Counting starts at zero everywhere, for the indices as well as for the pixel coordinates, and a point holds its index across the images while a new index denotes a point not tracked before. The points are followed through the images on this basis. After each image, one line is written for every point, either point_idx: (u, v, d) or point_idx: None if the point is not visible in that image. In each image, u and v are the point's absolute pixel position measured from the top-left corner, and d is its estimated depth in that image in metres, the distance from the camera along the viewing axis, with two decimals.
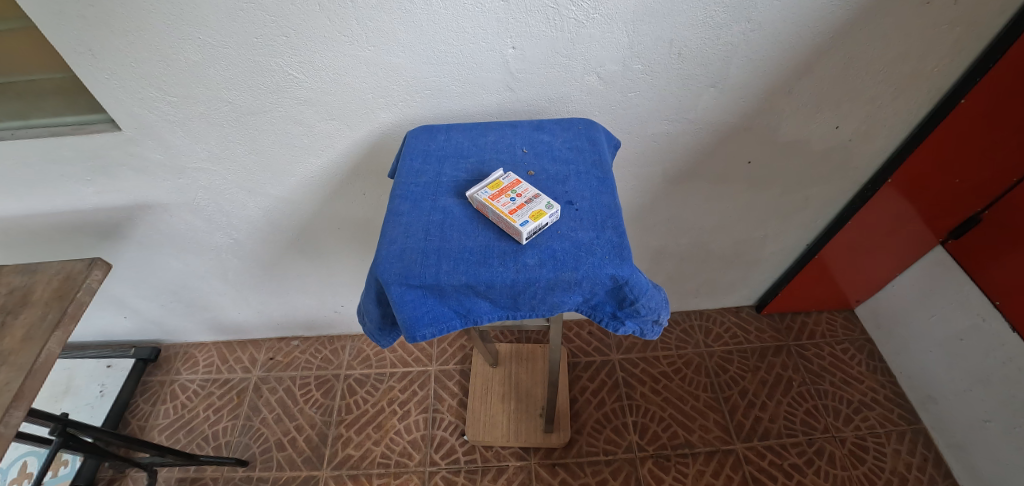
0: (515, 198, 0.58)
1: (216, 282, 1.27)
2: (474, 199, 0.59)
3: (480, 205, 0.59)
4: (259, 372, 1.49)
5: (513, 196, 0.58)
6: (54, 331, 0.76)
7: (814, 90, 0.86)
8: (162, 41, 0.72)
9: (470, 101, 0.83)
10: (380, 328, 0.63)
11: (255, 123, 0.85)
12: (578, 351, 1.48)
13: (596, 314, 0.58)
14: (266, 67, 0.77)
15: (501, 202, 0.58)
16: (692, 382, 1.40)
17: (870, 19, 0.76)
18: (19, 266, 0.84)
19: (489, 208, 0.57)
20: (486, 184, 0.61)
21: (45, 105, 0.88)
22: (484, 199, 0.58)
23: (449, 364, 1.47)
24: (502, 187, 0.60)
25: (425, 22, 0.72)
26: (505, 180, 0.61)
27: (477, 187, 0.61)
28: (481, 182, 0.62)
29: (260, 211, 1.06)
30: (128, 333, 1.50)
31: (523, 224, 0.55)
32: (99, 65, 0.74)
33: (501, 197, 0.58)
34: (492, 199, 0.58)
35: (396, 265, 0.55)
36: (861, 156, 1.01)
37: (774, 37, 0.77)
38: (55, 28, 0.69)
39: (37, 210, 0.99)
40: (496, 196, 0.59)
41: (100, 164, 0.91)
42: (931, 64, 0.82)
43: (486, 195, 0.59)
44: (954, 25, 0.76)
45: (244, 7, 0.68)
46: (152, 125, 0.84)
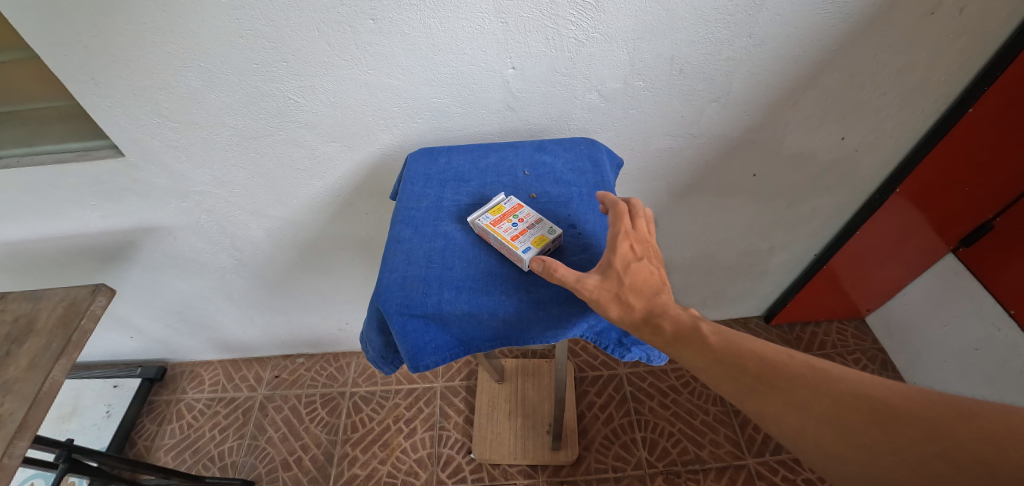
0: (516, 223, 0.57)
1: (221, 302, 1.27)
2: (476, 224, 0.58)
3: (481, 230, 0.58)
4: (265, 390, 1.49)
5: (516, 221, 0.58)
6: (58, 359, 0.75)
7: (818, 102, 0.85)
8: (163, 68, 0.72)
9: (471, 121, 0.83)
10: (383, 356, 0.62)
11: (256, 146, 0.86)
12: (584, 365, 1.46)
13: (602, 340, 0.57)
14: (266, 92, 0.77)
15: (503, 227, 0.57)
16: (701, 395, 1.37)
17: (874, 32, 0.75)
18: (25, 292, 0.84)
19: (491, 234, 0.57)
20: (488, 209, 0.60)
21: (48, 132, 0.88)
22: (485, 224, 0.57)
23: (455, 380, 1.45)
24: (504, 212, 0.59)
25: (424, 45, 0.72)
26: (506, 204, 0.61)
27: (479, 213, 0.60)
28: (483, 206, 0.62)
29: (263, 232, 1.06)
30: (134, 353, 1.50)
31: (525, 251, 0.54)
32: (101, 94, 0.75)
33: (502, 222, 0.58)
34: (494, 224, 0.57)
35: (398, 294, 0.54)
36: (866, 167, 0.99)
37: (775, 51, 0.77)
38: (58, 58, 0.70)
39: (42, 235, 1.00)
40: (498, 221, 0.58)
41: (106, 190, 0.92)
42: (937, 73, 0.81)
43: (488, 219, 0.58)
44: (959, 34, 0.76)
45: (243, 35, 0.69)
46: (155, 150, 0.85)
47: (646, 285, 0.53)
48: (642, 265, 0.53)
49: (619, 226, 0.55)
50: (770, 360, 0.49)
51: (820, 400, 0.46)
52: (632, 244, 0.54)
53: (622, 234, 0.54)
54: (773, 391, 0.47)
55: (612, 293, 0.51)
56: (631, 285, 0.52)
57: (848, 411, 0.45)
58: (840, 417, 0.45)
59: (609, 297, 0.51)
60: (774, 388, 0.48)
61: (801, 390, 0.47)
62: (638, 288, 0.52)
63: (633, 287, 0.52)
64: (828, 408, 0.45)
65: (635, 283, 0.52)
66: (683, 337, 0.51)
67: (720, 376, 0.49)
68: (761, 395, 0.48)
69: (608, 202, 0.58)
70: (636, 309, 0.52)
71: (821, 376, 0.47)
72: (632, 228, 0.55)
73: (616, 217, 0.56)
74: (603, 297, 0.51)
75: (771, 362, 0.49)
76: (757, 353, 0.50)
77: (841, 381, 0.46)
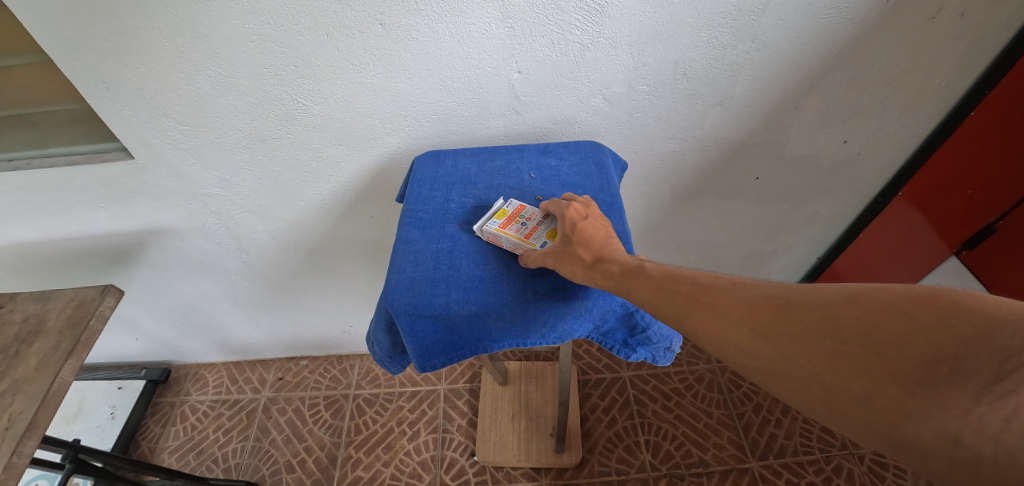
0: (525, 222, 0.59)
1: (226, 304, 1.28)
2: (483, 230, 0.59)
3: (489, 234, 0.59)
4: (269, 392, 1.49)
5: (521, 221, 0.60)
6: (67, 359, 0.76)
7: (821, 105, 0.85)
8: (173, 71, 0.73)
9: (477, 124, 0.84)
10: (390, 356, 0.62)
11: (264, 149, 0.87)
12: (587, 368, 1.46)
13: (607, 342, 0.57)
14: (275, 95, 0.78)
15: (513, 228, 0.59)
16: (705, 398, 1.37)
17: (876, 36, 0.76)
18: (34, 293, 0.85)
19: (502, 237, 0.58)
20: (491, 214, 0.61)
21: (59, 135, 0.90)
22: (494, 228, 0.58)
23: (458, 383, 1.46)
24: (509, 215, 0.61)
25: (431, 49, 0.73)
26: (508, 207, 0.62)
27: (483, 220, 0.60)
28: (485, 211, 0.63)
29: (270, 235, 1.07)
30: (139, 355, 1.51)
31: (543, 246, 0.56)
32: (112, 97, 0.76)
33: (510, 223, 0.59)
34: (503, 227, 0.59)
35: (406, 295, 0.55)
36: (869, 170, 1.00)
37: (778, 55, 0.77)
38: (69, 62, 0.71)
39: (50, 236, 1.01)
40: (506, 224, 0.59)
41: (115, 192, 0.93)
42: (939, 76, 0.81)
43: (495, 224, 0.59)
44: (960, 38, 0.76)
45: (253, 39, 0.70)
46: (164, 153, 0.86)
47: (596, 238, 0.55)
48: (587, 222, 0.56)
49: (560, 202, 0.58)
50: (697, 279, 0.50)
51: (739, 304, 0.46)
52: (577, 209, 0.57)
53: (565, 205, 0.57)
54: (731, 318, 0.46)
55: (564, 253, 0.54)
56: (579, 241, 0.54)
57: (764, 309, 0.45)
58: (802, 342, 0.42)
59: (562, 257, 0.54)
60: (700, 302, 0.48)
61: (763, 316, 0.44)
62: (589, 240, 0.54)
63: (581, 241, 0.54)
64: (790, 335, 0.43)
65: (583, 235, 0.54)
66: (629, 272, 0.51)
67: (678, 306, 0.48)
68: (690, 310, 0.48)
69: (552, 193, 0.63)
70: (588, 258, 0.53)
71: (745, 288, 0.48)
72: (573, 201, 0.58)
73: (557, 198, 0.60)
74: (559, 258, 0.54)
75: (695, 280, 0.50)
76: (689, 276, 0.51)
77: (756, 287, 0.48)
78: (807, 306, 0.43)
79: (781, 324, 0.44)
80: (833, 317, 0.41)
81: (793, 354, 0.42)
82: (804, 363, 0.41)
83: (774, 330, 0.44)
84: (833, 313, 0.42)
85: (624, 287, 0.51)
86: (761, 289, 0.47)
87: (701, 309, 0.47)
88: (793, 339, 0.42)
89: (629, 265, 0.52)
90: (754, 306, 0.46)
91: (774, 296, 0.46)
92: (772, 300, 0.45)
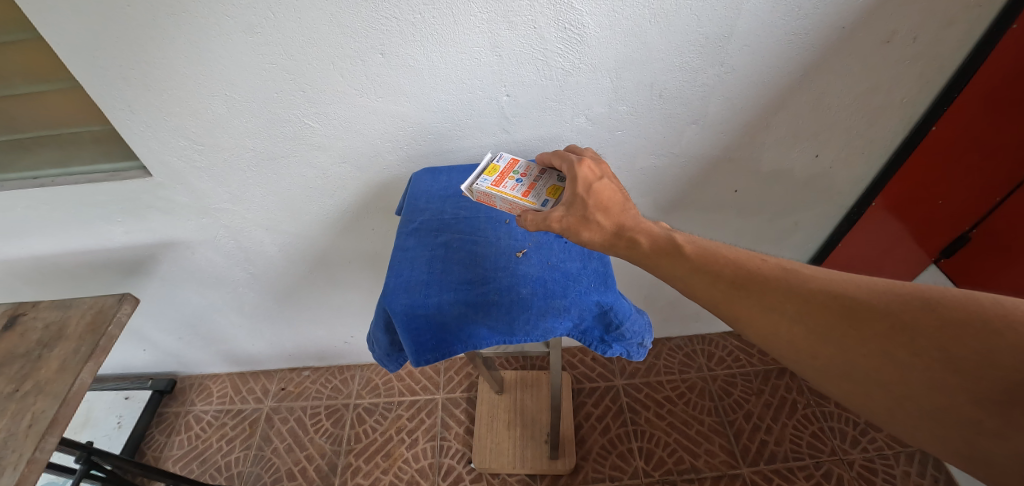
0: (518, 181, 0.67)
1: (232, 315, 1.33)
2: (477, 189, 0.66)
3: (484, 192, 0.66)
4: (271, 402, 1.53)
5: (511, 180, 0.68)
6: (87, 361, 0.81)
7: (789, 122, 0.92)
8: (193, 97, 0.80)
9: (471, 143, 0.91)
10: (388, 354, 0.67)
11: (273, 167, 0.93)
12: (582, 377, 1.50)
13: (586, 339, 0.62)
14: (285, 118, 0.84)
15: (505, 187, 0.66)
16: (696, 406, 1.41)
17: (836, 59, 0.82)
18: (55, 302, 0.90)
19: (496, 194, 0.65)
20: (485, 175, 0.69)
21: (82, 153, 0.96)
22: (488, 186, 0.66)
23: (456, 392, 1.50)
24: (501, 175, 0.69)
25: (428, 75, 0.79)
26: (500, 169, 0.70)
27: (479, 178, 0.68)
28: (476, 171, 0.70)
29: (276, 247, 1.12)
30: (145, 366, 1.55)
31: (541, 200, 0.63)
32: (135, 120, 0.83)
33: (502, 182, 0.67)
34: (496, 185, 0.67)
35: (402, 296, 0.61)
36: (842, 182, 1.06)
37: (746, 78, 0.84)
38: (99, 88, 0.77)
39: (69, 249, 1.07)
40: (497, 182, 0.67)
41: (132, 207, 0.99)
42: (898, 96, 0.88)
43: (487, 183, 0.67)
44: (914, 60, 0.83)
45: (266, 67, 0.77)
46: (180, 171, 0.92)
47: (612, 203, 0.58)
48: (601, 185, 0.60)
49: (574, 166, 0.62)
50: (742, 264, 0.50)
51: (794, 298, 0.47)
52: (591, 172, 0.61)
53: (579, 169, 0.61)
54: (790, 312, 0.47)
55: (582, 216, 0.58)
56: (596, 204, 0.58)
57: (825, 307, 0.45)
58: (867, 346, 0.43)
59: (580, 221, 0.58)
60: (746, 290, 0.49)
61: (824, 317, 0.45)
62: (606, 204, 0.58)
63: (597, 205, 0.58)
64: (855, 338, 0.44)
65: (601, 198, 0.58)
66: (661, 247, 0.54)
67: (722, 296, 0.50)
68: (733, 298, 0.49)
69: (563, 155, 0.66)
70: (608, 225, 0.57)
71: (796, 277, 0.48)
72: (587, 163, 0.62)
73: (570, 162, 0.63)
74: (576, 220, 0.58)
75: (738, 265, 0.50)
76: (732, 261, 0.51)
77: (818, 280, 0.47)
78: (861, 302, 0.44)
79: (833, 319, 0.45)
80: (888, 318, 0.43)
81: (857, 359, 0.43)
82: (857, 359, 0.43)
83: (826, 325, 0.45)
84: (889, 314, 0.43)
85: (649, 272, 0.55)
86: (825, 283, 0.47)
87: (749, 299, 0.48)
88: (842, 332, 0.44)
89: (663, 242, 0.54)
90: (805, 298, 0.46)
91: (837, 295, 0.45)
92: (826, 293, 0.46)
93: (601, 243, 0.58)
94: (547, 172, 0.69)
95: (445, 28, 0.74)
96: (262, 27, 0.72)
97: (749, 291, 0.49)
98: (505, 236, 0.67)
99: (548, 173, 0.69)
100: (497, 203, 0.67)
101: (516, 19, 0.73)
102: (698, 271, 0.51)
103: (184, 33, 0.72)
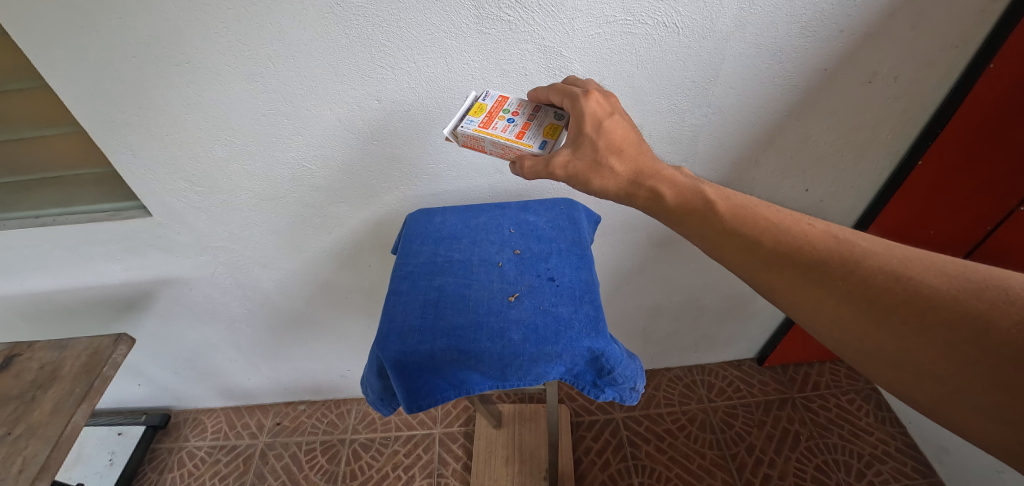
0: (508, 121, 0.68)
1: (229, 350, 1.33)
2: (464, 132, 0.67)
3: (471, 135, 0.67)
4: (266, 438, 1.51)
5: (500, 121, 0.68)
6: (80, 404, 0.81)
7: (777, 159, 0.94)
8: (194, 142, 0.82)
9: (465, 183, 0.93)
10: (381, 398, 0.67)
11: (273, 207, 0.95)
12: (581, 409, 1.48)
13: (578, 382, 0.63)
14: (284, 160, 0.86)
15: (493, 128, 0.67)
16: (698, 438, 1.39)
17: (820, 99, 0.84)
18: (51, 342, 0.90)
19: (485, 137, 0.66)
20: (473, 116, 0.70)
21: (84, 194, 0.97)
22: (476, 129, 0.67)
23: (454, 426, 1.48)
24: (489, 115, 0.70)
25: (422, 119, 0.82)
26: (489, 108, 0.71)
27: (466, 120, 0.69)
28: (463, 113, 0.71)
29: (274, 283, 1.13)
30: (139, 400, 1.53)
31: (541, 145, 0.64)
32: (137, 163, 0.84)
33: (491, 123, 0.68)
34: (484, 127, 0.67)
35: (395, 343, 0.61)
36: (833, 215, 1.07)
37: (733, 117, 0.86)
38: (103, 133, 0.79)
39: (68, 286, 1.07)
40: (486, 124, 0.68)
41: (132, 245, 1.00)
42: (883, 133, 0.90)
43: (474, 125, 0.68)
44: (897, 99, 0.85)
45: (266, 113, 0.79)
46: (180, 211, 0.94)
47: (624, 144, 0.59)
48: (612, 123, 0.59)
49: (581, 100, 0.61)
50: (787, 231, 0.52)
51: (841, 271, 0.48)
52: (599, 108, 0.60)
53: (586, 105, 0.61)
54: (834, 283, 0.48)
55: (591, 160, 0.59)
56: (607, 147, 0.58)
57: (873, 282, 0.47)
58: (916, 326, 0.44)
59: (590, 166, 0.59)
60: (787, 259, 0.51)
61: (871, 292, 0.47)
62: (619, 146, 0.59)
63: (609, 148, 0.58)
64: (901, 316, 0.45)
65: (610, 136, 0.58)
66: (686, 197, 0.57)
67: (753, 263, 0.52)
68: (770, 266, 0.51)
69: (567, 88, 0.66)
70: (623, 172, 0.58)
71: (844, 248, 0.49)
72: (594, 97, 0.61)
73: (576, 97, 0.63)
74: (588, 165, 0.59)
75: (784, 233, 0.52)
76: (773, 227, 0.53)
77: (869, 257, 0.48)
78: (912, 281, 0.45)
79: (875, 296, 0.46)
80: (934, 301, 0.44)
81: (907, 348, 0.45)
82: (896, 337, 0.45)
83: (868, 301, 0.47)
84: (936, 296, 0.44)
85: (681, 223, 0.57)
86: (874, 258, 0.48)
87: (790, 270, 0.51)
88: (883, 309, 0.46)
89: (686, 194, 0.57)
90: (851, 273, 0.48)
91: (889, 271, 0.47)
92: (874, 269, 0.47)
93: (614, 189, 0.59)
94: (541, 110, 0.70)
95: (440, 75, 0.77)
96: (262, 76, 0.75)
97: (794, 261, 0.50)
98: (497, 279, 0.68)
99: (542, 111, 0.69)
100: (486, 146, 0.68)
101: (507, 66, 0.77)
102: (741, 239, 0.53)
103: (185, 84, 0.75)
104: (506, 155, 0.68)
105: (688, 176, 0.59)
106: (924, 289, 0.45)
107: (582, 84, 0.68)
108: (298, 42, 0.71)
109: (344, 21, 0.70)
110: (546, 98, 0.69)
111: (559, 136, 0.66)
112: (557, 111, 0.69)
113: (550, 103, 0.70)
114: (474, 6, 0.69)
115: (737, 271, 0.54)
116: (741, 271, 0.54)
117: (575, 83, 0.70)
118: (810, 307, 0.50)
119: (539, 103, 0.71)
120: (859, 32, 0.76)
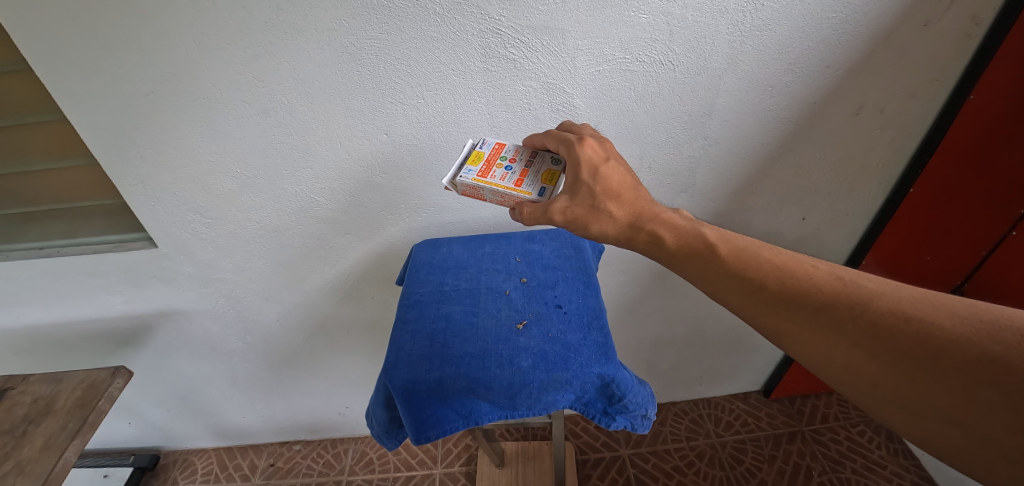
0: (506, 171, 0.70)
1: (225, 386, 1.30)
2: (463, 181, 0.69)
3: (470, 185, 0.69)
4: (258, 480, 1.45)
5: (498, 169, 0.70)
6: (72, 439, 0.78)
7: (774, 190, 0.96)
8: (204, 173, 0.84)
9: (470, 214, 0.95)
10: (386, 430, 0.66)
11: (279, 238, 0.95)
12: (586, 446, 1.44)
13: (589, 411, 0.62)
14: (292, 193, 0.88)
15: (492, 177, 0.69)
16: (707, 476, 1.34)
17: (812, 131, 0.88)
18: (46, 375, 0.88)
19: (484, 186, 0.68)
20: (470, 165, 0.72)
21: (90, 226, 0.98)
22: (475, 178, 0.68)
23: (454, 466, 1.43)
24: (485, 164, 0.72)
25: (428, 150, 0.85)
26: (486, 156, 0.73)
27: (464, 171, 0.71)
28: (461, 162, 0.73)
29: (275, 316, 1.12)
30: (128, 440, 1.48)
31: (541, 194, 0.66)
32: (147, 194, 0.86)
33: (490, 172, 0.70)
34: (482, 177, 0.69)
35: (403, 371, 0.60)
36: (831, 244, 1.08)
37: (730, 148, 0.89)
38: (115, 164, 0.81)
39: (67, 318, 1.06)
40: (484, 172, 0.70)
41: (134, 277, 1.00)
42: (875, 162, 0.92)
43: (473, 174, 0.70)
44: (885, 129, 0.88)
45: (278, 147, 0.82)
46: (185, 242, 0.94)
47: (621, 189, 0.59)
48: (608, 169, 0.60)
49: (576, 147, 0.63)
50: (791, 273, 0.52)
51: (852, 316, 0.48)
52: (594, 154, 0.62)
53: (582, 151, 0.62)
54: (843, 327, 0.48)
55: (590, 206, 0.59)
56: (604, 192, 0.59)
57: (886, 325, 0.46)
58: (936, 371, 0.44)
59: (588, 212, 0.59)
60: (792, 305, 0.51)
61: (884, 336, 0.46)
62: (616, 191, 0.59)
63: (606, 194, 0.59)
64: (920, 360, 0.44)
65: (606, 181, 0.59)
66: (686, 241, 0.57)
67: (762, 304, 0.52)
68: (775, 310, 0.51)
69: (561, 134, 0.67)
70: (621, 216, 0.59)
71: (851, 291, 0.49)
72: (588, 144, 0.63)
73: (571, 143, 0.64)
74: (588, 209, 0.59)
75: (789, 275, 0.52)
76: (776, 270, 0.53)
77: (878, 300, 0.48)
78: (926, 324, 0.45)
79: (889, 341, 0.46)
80: (948, 342, 0.44)
81: (925, 389, 0.44)
82: (913, 382, 0.45)
83: (880, 345, 0.46)
84: (950, 339, 0.44)
85: (684, 263, 0.58)
86: (884, 301, 0.48)
87: (797, 314, 0.50)
88: (899, 355, 0.45)
89: (686, 237, 0.58)
90: (860, 317, 0.48)
91: (900, 314, 0.46)
92: (883, 312, 0.47)
93: (614, 233, 0.59)
94: (537, 156, 0.72)
95: (447, 112, 0.80)
96: (276, 110, 0.77)
97: (801, 305, 0.51)
98: (504, 307, 0.68)
99: (539, 157, 0.72)
100: (485, 195, 0.70)
101: (511, 102, 0.80)
102: (745, 282, 0.54)
103: (199, 116, 0.77)
104: (505, 203, 0.69)
105: (688, 218, 0.60)
106: (940, 333, 0.44)
107: (577, 129, 0.70)
108: (312, 79, 0.74)
109: (357, 60, 0.73)
110: (541, 144, 0.71)
111: (557, 181, 0.67)
112: (552, 156, 0.71)
113: (545, 148, 0.72)
114: (479, 45, 0.73)
115: (742, 315, 0.54)
116: (748, 315, 0.54)
117: (569, 127, 0.71)
118: (821, 352, 0.49)
119: (534, 148, 0.73)
120: (844, 67, 0.80)
